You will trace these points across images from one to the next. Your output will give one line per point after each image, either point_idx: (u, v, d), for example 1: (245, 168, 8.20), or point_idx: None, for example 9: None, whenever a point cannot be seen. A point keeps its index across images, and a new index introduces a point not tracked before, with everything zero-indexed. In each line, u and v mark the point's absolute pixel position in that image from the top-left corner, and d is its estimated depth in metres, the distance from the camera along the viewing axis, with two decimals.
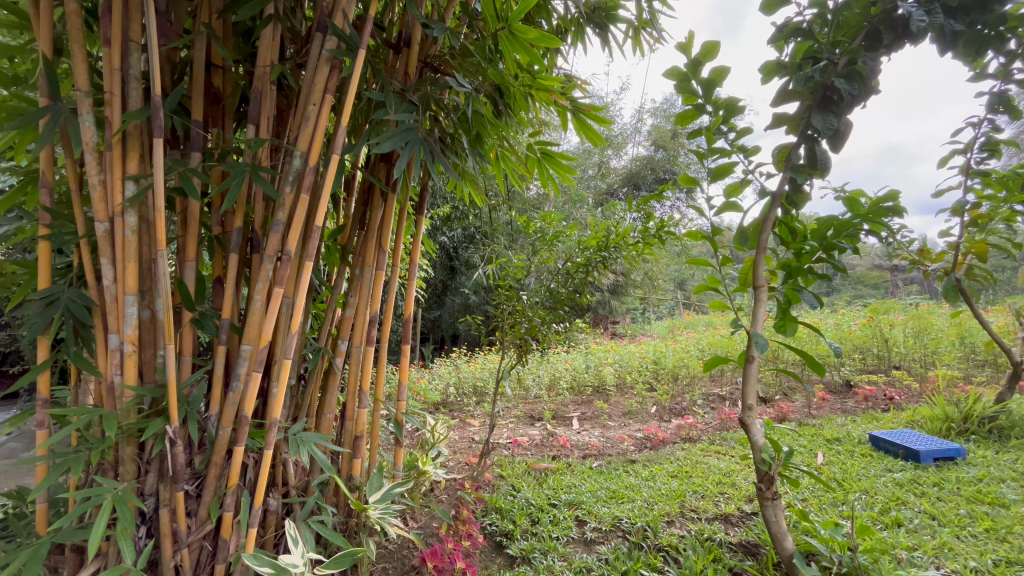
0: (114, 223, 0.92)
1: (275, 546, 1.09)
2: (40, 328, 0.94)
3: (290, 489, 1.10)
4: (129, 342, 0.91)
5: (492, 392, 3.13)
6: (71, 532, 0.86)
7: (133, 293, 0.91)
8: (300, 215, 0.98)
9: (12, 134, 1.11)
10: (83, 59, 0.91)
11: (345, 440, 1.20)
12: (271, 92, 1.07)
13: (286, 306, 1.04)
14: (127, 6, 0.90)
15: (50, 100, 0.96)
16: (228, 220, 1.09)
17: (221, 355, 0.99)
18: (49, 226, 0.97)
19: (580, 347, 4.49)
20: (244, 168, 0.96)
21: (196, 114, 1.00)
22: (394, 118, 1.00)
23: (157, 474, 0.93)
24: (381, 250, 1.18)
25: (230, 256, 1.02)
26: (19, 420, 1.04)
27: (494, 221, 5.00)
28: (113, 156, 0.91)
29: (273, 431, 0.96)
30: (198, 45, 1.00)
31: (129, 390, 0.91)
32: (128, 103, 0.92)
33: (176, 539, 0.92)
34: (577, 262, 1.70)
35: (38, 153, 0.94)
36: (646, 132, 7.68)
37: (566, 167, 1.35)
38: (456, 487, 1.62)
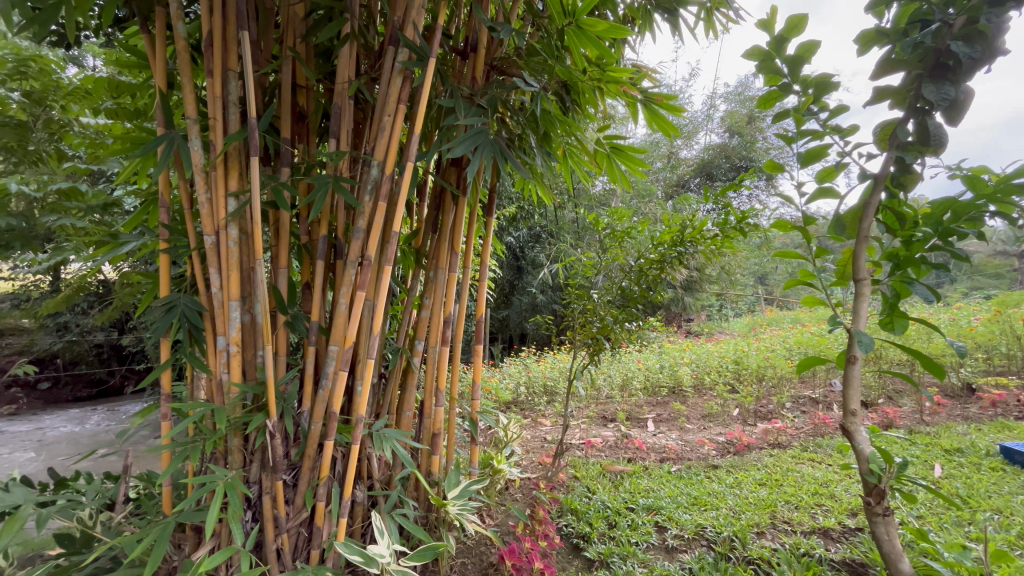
0: (219, 236, 1.01)
1: (362, 535, 1.15)
2: (161, 331, 1.06)
3: (374, 482, 1.16)
4: (234, 343, 1.01)
5: (563, 392, 3.11)
6: (191, 513, 0.96)
7: (236, 298, 1.01)
8: (379, 222, 1.03)
9: (136, 161, 1.27)
10: (191, 89, 1.01)
11: (424, 437, 1.24)
12: (349, 106, 1.13)
13: (367, 309, 1.10)
14: (226, 39, 1.00)
15: (166, 128, 1.08)
16: (314, 228, 1.17)
17: (311, 355, 1.06)
18: (167, 241, 1.09)
19: (653, 346, 4.35)
20: (328, 180, 1.02)
21: (285, 132, 1.08)
22: (464, 122, 1.02)
23: (260, 464, 1.01)
24: (454, 252, 1.21)
25: (317, 262, 1.09)
26: (147, 412, 1.18)
27: (560, 219, 4.99)
28: (217, 176, 1.01)
29: (359, 426, 1.02)
30: (285, 68, 1.08)
31: (235, 387, 1.00)
32: (228, 127, 1.01)
33: (277, 524, 1.00)
34: (650, 259, 1.64)
35: (158, 176, 1.06)
36: (719, 119, 7.30)
37: (636, 160, 1.30)
38: (531, 486, 1.62)
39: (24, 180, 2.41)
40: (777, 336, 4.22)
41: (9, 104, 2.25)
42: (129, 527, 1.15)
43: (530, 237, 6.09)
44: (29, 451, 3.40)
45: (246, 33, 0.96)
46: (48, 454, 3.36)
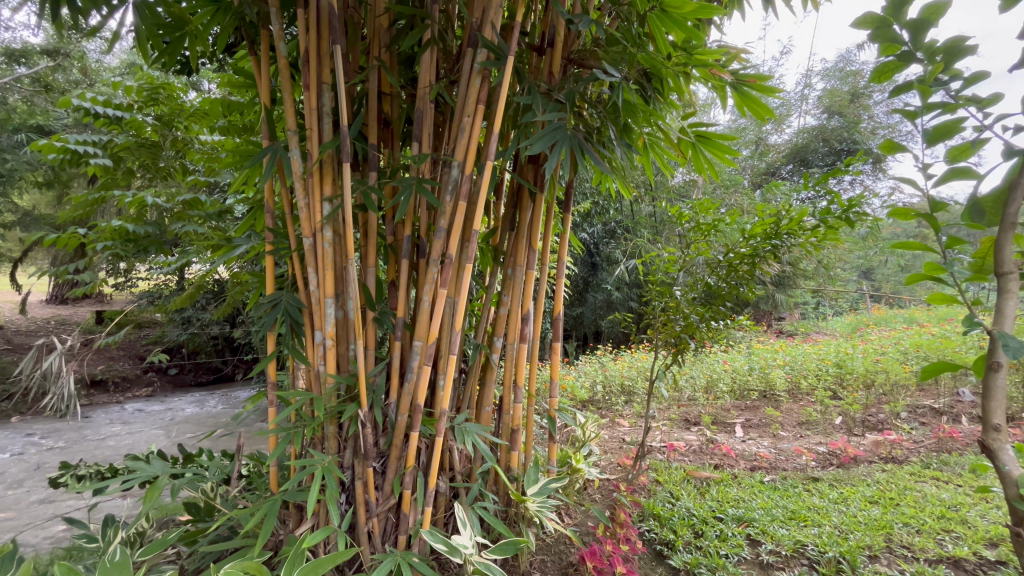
0: (316, 238, 1.09)
1: (445, 524, 1.19)
2: (268, 325, 1.16)
3: (456, 474, 1.19)
4: (329, 337, 1.08)
5: (642, 392, 3.02)
6: (295, 493, 1.04)
7: (331, 296, 1.08)
8: (459, 222, 1.05)
9: (246, 172, 1.40)
10: (292, 104, 1.10)
11: (503, 432, 1.26)
12: (430, 110, 1.17)
13: (449, 306, 1.13)
14: (321, 55, 1.07)
15: (270, 141, 1.18)
16: (398, 229, 1.22)
17: (397, 350, 1.11)
18: (272, 243, 1.19)
19: (741, 346, 4.09)
20: (411, 183, 1.07)
21: (371, 138, 1.14)
22: (543, 120, 1.02)
23: (352, 451, 1.08)
24: (532, 249, 1.21)
25: (402, 261, 1.14)
26: (257, 398, 1.30)
27: (637, 214, 4.84)
28: (313, 182, 1.09)
29: (442, 419, 1.05)
30: (371, 78, 1.14)
31: (331, 377, 1.08)
32: (323, 137, 1.08)
33: (368, 508, 1.06)
34: (741, 253, 1.53)
35: (263, 185, 1.16)
36: (816, 99, 6.70)
37: (725, 147, 1.22)
38: (610, 487, 1.59)
39: (158, 193, 2.77)
40: (888, 337, 3.78)
41: (146, 127, 2.59)
42: (243, 501, 1.27)
43: (605, 233, 5.97)
44: (163, 428, 3.92)
45: (339, 48, 1.02)
46: (178, 431, 3.85)
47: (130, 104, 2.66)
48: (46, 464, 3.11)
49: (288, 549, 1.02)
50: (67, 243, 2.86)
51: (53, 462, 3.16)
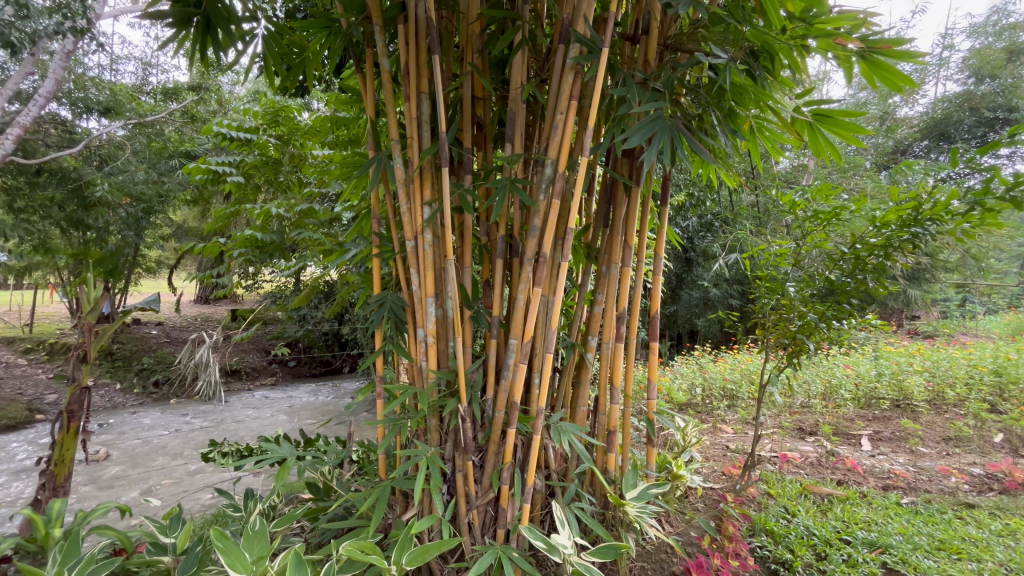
0: (417, 240, 1.15)
1: (542, 522, 1.19)
2: (376, 323, 1.25)
3: (552, 472, 1.19)
4: (431, 334, 1.14)
5: (747, 396, 2.81)
6: (402, 481, 1.10)
7: (432, 295, 1.13)
8: (553, 220, 1.05)
9: (354, 182, 1.52)
10: (394, 115, 1.17)
11: (599, 433, 1.24)
12: (522, 110, 1.18)
13: (543, 304, 1.13)
14: (420, 66, 1.12)
15: (375, 151, 1.26)
16: (492, 229, 1.25)
17: (493, 347, 1.13)
18: (378, 247, 1.28)
19: (865, 348, 3.64)
20: (505, 184, 1.08)
21: (467, 142, 1.18)
22: (641, 110, 0.98)
23: (452, 444, 1.12)
24: (628, 245, 1.17)
25: (497, 261, 1.16)
26: (367, 390, 1.40)
27: (738, 204, 4.50)
28: (415, 187, 1.15)
29: (539, 417, 1.06)
30: (466, 84, 1.18)
31: (432, 372, 1.13)
32: (423, 144, 1.14)
33: (468, 500, 1.10)
34: (870, 244, 1.36)
35: (369, 193, 1.24)
36: (959, 62, 5.78)
37: (851, 125, 1.08)
38: (715, 497, 1.50)
39: (281, 205, 3.11)
40: None
41: (269, 146, 2.94)
42: (355, 484, 1.38)
43: (701, 227, 5.65)
44: (286, 414, 4.41)
45: (437, 58, 1.07)
46: (298, 417, 4.30)
47: (256, 127, 3.01)
48: (198, 441, 3.63)
49: (398, 533, 1.08)
50: (210, 251, 3.32)
51: (202, 439, 3.68)
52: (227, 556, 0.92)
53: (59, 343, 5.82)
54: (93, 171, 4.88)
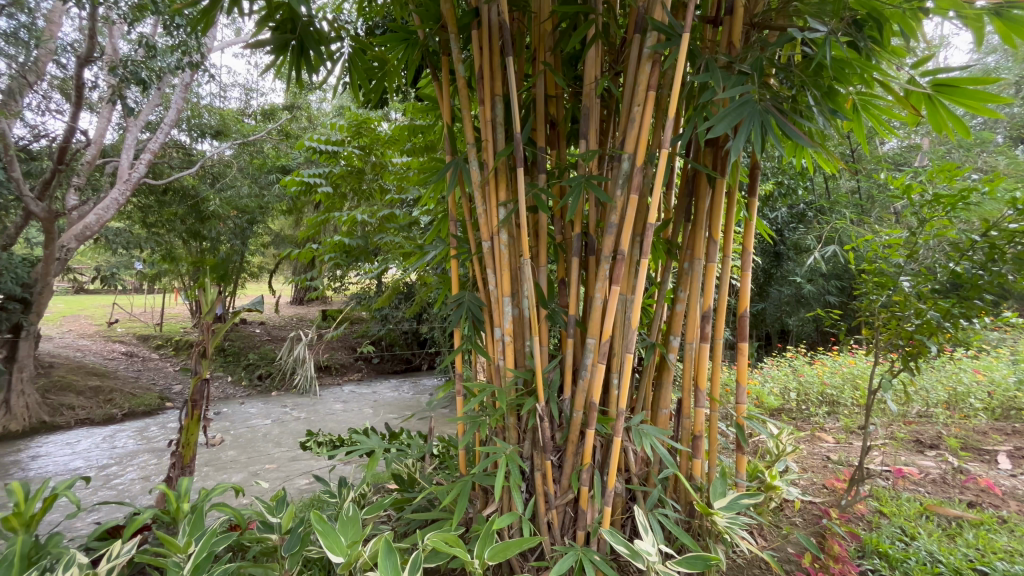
0: (493, 240, 1.16)
1: (623, 526, 1.16)
2: (454, 322, 1.28)
3: (632, 476, 1.16)
4: (508, 333, 1.15)
5: (850, 403, 2.56)
6: (482, 477, 1.12)
7: (508, 295, 1.14)
8: (630, 216, 1.01)
9: (432, 187, 1.58)
10: (469, 119, 1.19)
11: (683, 437, 1.18)
12: (596, 105, 1.15)
13: (621, 303, 1.10)
14: (493, 70, 1.14)
15: (451, 156, 1.30)
16: (567, 228, 1.24)
17: (570, 347, 1.12)
18: (456, 248, 1.32)
19: (1001, 351, 3.16)
20: (580, 181, 1.06)
21: (541, 141, 1.17)
22: (727, 95, 0.91)
23: (531, 442, 1.12)
24: (713, 240, 1.10)
25: (572, 259, 1.14)
26: (447, 387, 1.45)
27: (837, 191, 4.10)
28: (490, 189, 1.16)
29: (619, 419, 1.03)
30: (539, 82, 1.17)
31: (510, 371, 1.14)
32: (498, 146, 1.15)
33: (547, 500, 1.09)
34: (1010, 231, 1.18)
35: (447, 196, 1.28)
36: None
37: (983, 95, 0.94)
38: (816, 513, 1.37)
39: (364, 211, 3.31)
40: None
41: (354, 157, 3.15)
42: (438, 478, 1.44)
43: (792, 217, 5.23)
44: (372, 408, 4.69)
45: (511, 60, 1.08)
46: (382, 412, 4.56)
47: (342, 140, 3.23)
48: (296, 431, 3.97)
49: (479, 527, 1.10)
50: (305, 257, 3.61)
51: (300, 429, 4.02)
52: (326, 539, 1.00)
53: (182, 340, 6.64)
54: (208, 187, 5.53)
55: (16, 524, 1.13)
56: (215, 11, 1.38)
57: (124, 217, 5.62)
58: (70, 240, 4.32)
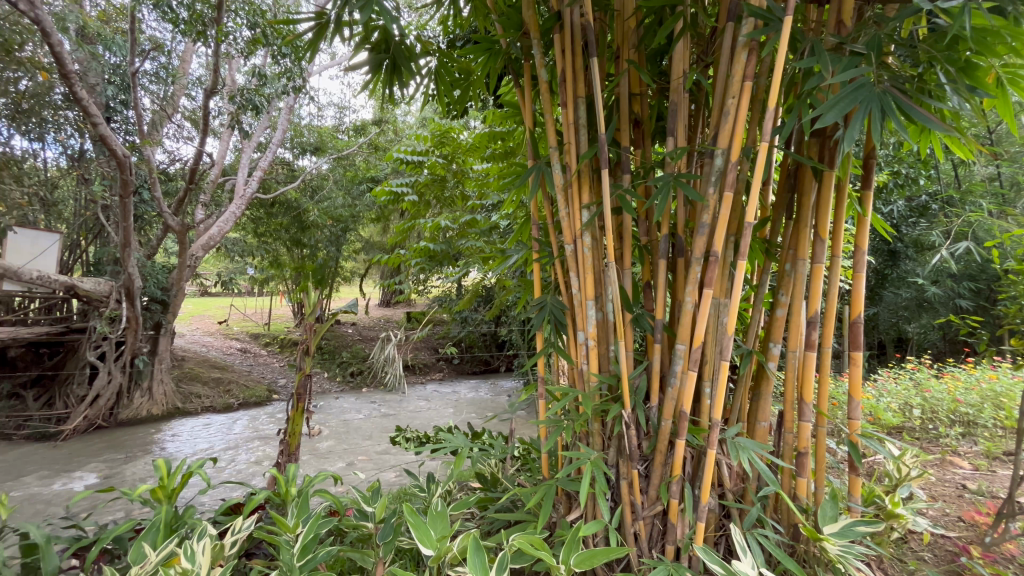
0: (577, 243, 1.15)
1: (717, 544, 1.10)
2: (537, 325, 1.28)
3: (726, 491, 1.09)
4: (591, 338, 1.12)
5: (992, 425, 2.21)
6: (567, 482, 1.11)
7: (592, 299, 1.12)
8: (724, 215, 0.95)
9: (514, 192, 1.60)
10: (551, 122, 1.19)
11: (785, 453, 1.09)
12: (684, 100, 1.10)
13: (714, 307, 1.04)
14: (576, 72, 1.13)
15: (533, 160, 1.30)
16: (653, 230, 1.19)
17: (657, 353, 1.07)
18: (538, 251, 1.32)
19: None
20: (668, 180, 1.02)
21: (624, 141, 1.14)
22: (837, 80, 0.83)
23: (616, 449, 1.09)
24: (819, 240, 1.00)
25: (659, 261, 1.09)
26: (529, 390, 1.46)
27: (971, 179, 3.57)
28: (573, 192, 1.15)
29: (713, 430, 0.97)
30: (622, 81, 1.14)
31: (594, 376, 1.12)
32: (581, 148, 1.13)
33: (634, 510, 1.06)
34: None
35: (529, 200, 1.28)
36: None
37: None
38: (951, 549, 1.21)
39: (447, 217, 3.45)
40: None
41: (438, 166, 3.29)
42: (521, 480, 1.45)
43: (911, 211, 4.65)
44: (453, 407, 4.86)
45: (595, 60, 1.06)
46: (464, 411, 4.71)
47: (426, 150, 3.40)
48: (385, 426, 4.22)
49: (564, 532, 1.10)
50: (393, 262, 3.83)
51: (389, 424, 4.27)
52: (417, 531, 1.04)
53: (287, 338, 7.34)
54: (308, 200, 6.10)
55: (161, 496, 1.30)
56: (318, 40, 1.51)
57: (240, 228, 6.33)
58: (199, 249, 4.94)
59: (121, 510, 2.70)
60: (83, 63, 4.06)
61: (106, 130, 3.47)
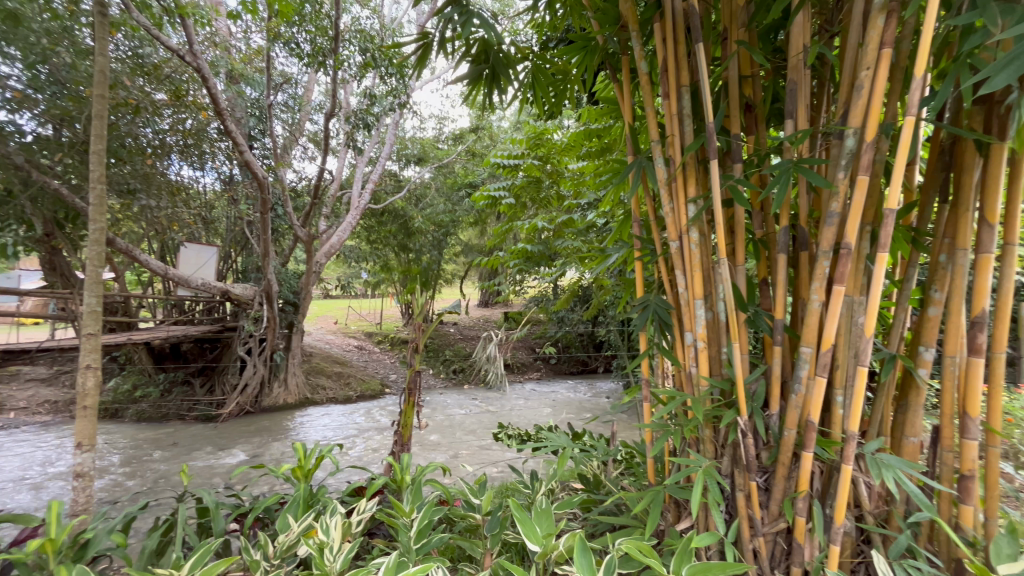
0: (683, 240, 1.09)
1: (855, 570, 0.98)
2: (640, 326, 1.23)
3: (865, 514, 0.97)
4: (701, 339, 1.06)
5: None
6: (677, 490, 1.06)
7: (700, 297, 1.06)
8: (859, 202, 0.83)
9: (613, 190, 1.56)
10: (652, 115, 1.14)
11: (943, 475, 0.93)
12: (806, 77, 0.99)
13: (846, 306, 0.93)
14: (679, 60, 1.07)
15: (633, 156, 1.25)
16: (770, 222, 1.09)
17: (778, 356, 0.98)
18: (640, 249, 1.27)
19: None
20: (787, 166, 0.92)
21: (734, 128, 1.06)
22: (1009, 35, 0.68)
23: (731, 459, 1.02)
24: (987, 225, 0.84)
25: (778, 257, 0.99)
26: (633, 392, 1.42)
27: None
28: (678, 186, 1.09)
29: (849, 445, 0.86)
30: (731, 64, 1.06)
31: (704, 380, 1.05)
32: (686, 140, 1.08)
33: (753, 526, 0.98)
34: None
35: (629, 197, 1.24)
36: None
37: None
38: None
39: (544, 219, 3.49)
40: None
41: (534, 168, 3.33)
42: (625, 484, 1.42)
43: None
44: (552, 407, 4.89)
45: (700, 45, 0.99)
46: (562, 411, 4.73)
47: (522, 153, 3.45)
48: (487, 422, 4.39)
49: (674, 541, 1.05)
50: (492, 263, 3.95)
51: (490, 421, 4.43)
52: (523, 526, 1.06)
53: (396, 337, 7.94)
54: (413, 208, 6.56)
55: (300, 474, 1.48)
56: (424, 57, 1.61)
57: (356, 236, 6.99)
58: (323, 257, 5.52)
59: (267, 484, 3.13)
60: (232, 101, 4.73)
61: (250, 157, 4.01)
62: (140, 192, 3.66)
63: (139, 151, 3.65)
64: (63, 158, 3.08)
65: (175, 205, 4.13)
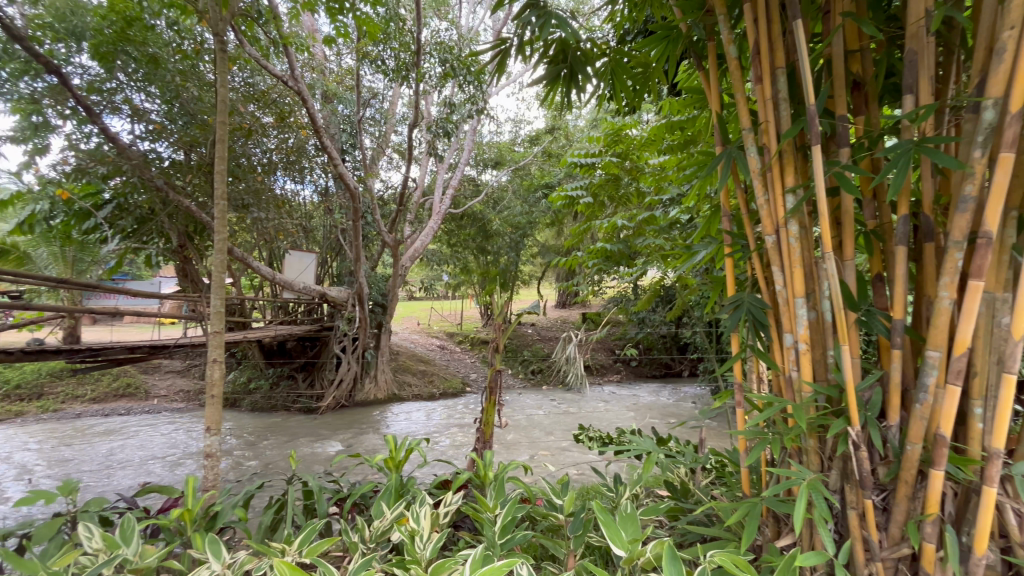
0: (780, 234, 1.01)
1: None
2: (731, 326, 1.16)
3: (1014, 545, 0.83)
4: (803, 341, 0.97)
5: None
6: (777, 503, 0.98)
7: (802, 296, 0.97)
8: (1002, 182, 0.72)
9: (699, 183, 1.48)
10: (743, 101, 1.06)
11: None
12: (929, 45, 0.87)
13: (985, 305, 0.80)
14: (773, 42, 1.00)
15: (722, 147, 1.18)
16: (886, 211, 0.97)
17: (899, 360, 0.87)
18: (731, 245, 1.20)
19: None
20: (908, 147, 0.81)
21: (840, 109, 0.96)
22: None
23: (841, 473, 0.92)
24: None
25: (896, 249, 0.88)
26: (723, 398, 1.33)
27: None
28: (774, 175, 1.01)
29: (994, 464, 0.74)
30: (835, 40, 0.96)
31: (807, 386, 0.97)
32: (782, 126, 0.99)
33: (868, 549, 0.88)
34: None
35: (717, 190, 1.17)
36: None
37: None
38: None
39: (624, 217, 3.42)
40: None
41: (613, 165, 3.25)
42: (717, 494, 1.35)
43: None
44: (634, 411, 4.74)
45: (799, 23, 0.91)
46: (644, 415, 4.58)
47: (600, 151, 3.38)
48: (566, 423, 4.37)
49: (774, 558, 0.98)
50: (570, 264, 3.92)
51: (569, 422, 4.40)
52: (608, 530, 1.05)
53: (476, 337, 8.17)
54: (491, 211, 6.72)
55: (392, 465, 1.58)
56: (503, 61, 1.64)
57: (438, 240, 7.31)
58: (408, 260, 5.82)
59: (361, 473, 3.37)
60: (328, 119, 5.16)
61: (343, 170, 4.32)
62: (253, 207, 3.99)
63: (251, 169, 3.99)
64: (193, 179, 3.46)
65: (281, 216, 4.58)
